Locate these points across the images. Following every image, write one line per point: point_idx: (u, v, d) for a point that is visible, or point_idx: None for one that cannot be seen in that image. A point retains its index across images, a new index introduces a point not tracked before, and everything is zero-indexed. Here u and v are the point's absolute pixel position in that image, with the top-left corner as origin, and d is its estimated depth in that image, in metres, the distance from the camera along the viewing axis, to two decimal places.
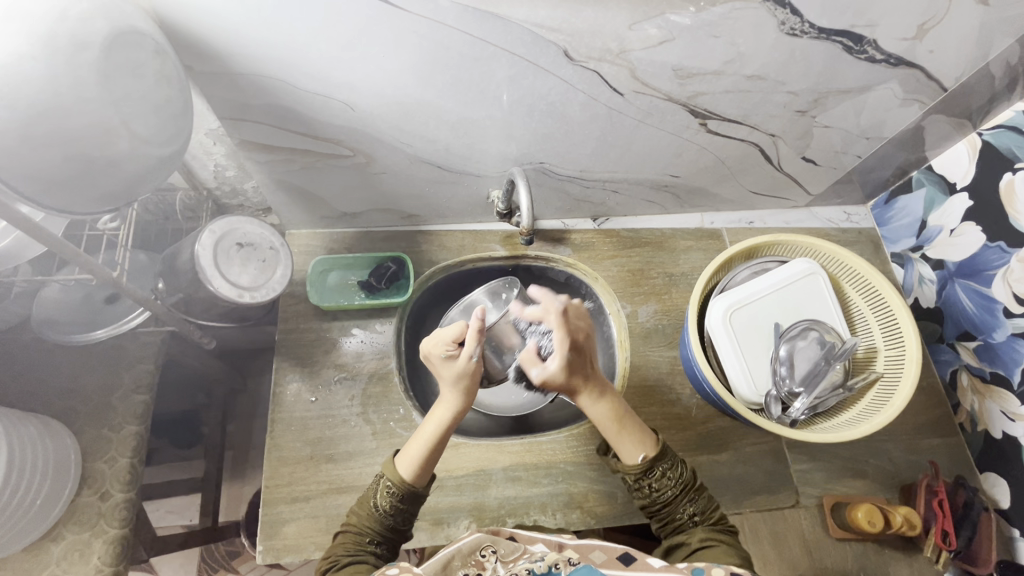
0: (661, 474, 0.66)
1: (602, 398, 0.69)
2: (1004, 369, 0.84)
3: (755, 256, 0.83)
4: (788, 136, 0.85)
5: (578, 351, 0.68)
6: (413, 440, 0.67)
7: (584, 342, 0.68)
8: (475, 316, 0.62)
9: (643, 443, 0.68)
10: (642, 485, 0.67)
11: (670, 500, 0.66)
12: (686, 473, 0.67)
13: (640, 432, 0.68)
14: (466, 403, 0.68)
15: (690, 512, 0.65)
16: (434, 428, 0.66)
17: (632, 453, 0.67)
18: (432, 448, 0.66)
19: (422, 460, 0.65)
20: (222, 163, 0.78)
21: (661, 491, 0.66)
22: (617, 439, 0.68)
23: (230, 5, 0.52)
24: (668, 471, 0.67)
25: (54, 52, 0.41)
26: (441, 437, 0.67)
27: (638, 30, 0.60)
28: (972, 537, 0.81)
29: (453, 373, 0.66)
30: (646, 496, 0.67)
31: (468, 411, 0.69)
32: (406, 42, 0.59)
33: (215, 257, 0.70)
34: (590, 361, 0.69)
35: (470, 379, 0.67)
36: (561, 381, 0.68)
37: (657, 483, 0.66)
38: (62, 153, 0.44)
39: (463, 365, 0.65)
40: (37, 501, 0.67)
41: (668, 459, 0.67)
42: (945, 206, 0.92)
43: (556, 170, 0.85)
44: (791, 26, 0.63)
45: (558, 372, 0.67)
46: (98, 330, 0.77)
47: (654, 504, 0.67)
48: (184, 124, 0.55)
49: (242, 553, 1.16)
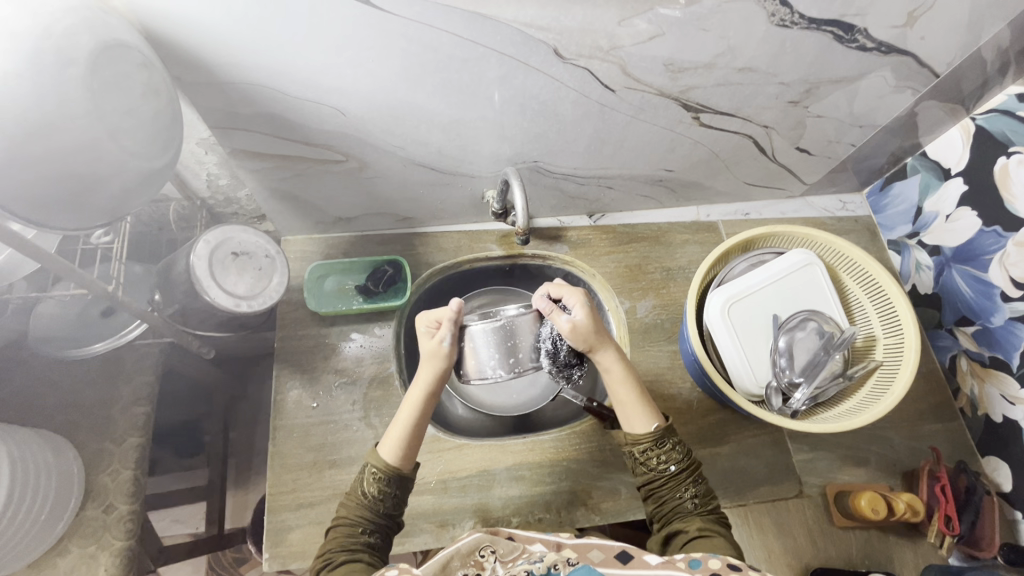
0: (671, 446, 0.67)
1: (618, 356, 0.69)
2: (1003, 353, 0.84)
3: (752, 249, 0.83)
4: (781, 127, 0.85)
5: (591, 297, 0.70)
6: (393, 424, 0.67)
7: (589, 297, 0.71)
8: (455, 305, 0.64)
9: (655, 406, 0.70)
10: (647, 455, 0.67)
11: (672, 477, 0.65)
12: (691, 454, 0.67)
13: (649, 396, 0.70)
14: (438, 384, 0.68)
15: (691, 493, 0.64)
16: (410, 411, 0.67)
17: (649, 416, 0.68)
18: (413, 427, 0.66)
19: (402, 444, 0.66)
20: (215, 172, 0.78)
21: (667, 465, 0.66)
22: (636, 404, 0.68)
23: (212, 11, 0.51)
24: (676, 447, 0.67)
25: (40, 68, 0.41)
26: (419, 420, 0.67)
27: (628, 25, 0.60)
28: (975, 521, 0.81)
29: (428, 352, 0.67)
30: (649, 471, 0.66)
31: (441, 391, 0.69)
32: (393, 45, 0.58)
33: (211, 267, 0.70)
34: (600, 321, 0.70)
35: (442, 362, 0.66)
36: (589, 332, 0.67)
37: (664, 456, 0.66)
38: (51, 167, 0.43)
39: (433, 347, 0.66)
40: (41, 517, 0.67)
41: (675, 435, 0.68)
42: (940, 191, 0.92)
43: (550, 168, 0.85)
44: (780, 17, 0.63)
45: (590, 311, 0.67)
46: (97, 343, 0.78)
47: (655, 480, 0.66)
48: (174, 135, 0.54)
49: (249, 559, 1.17)
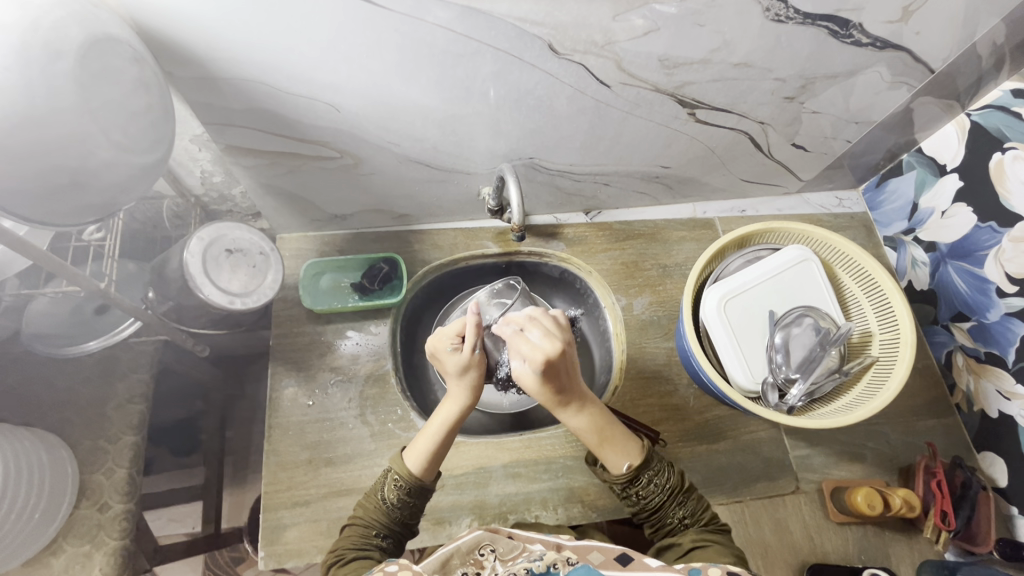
0: (649, 481, 0.65)
1: (575, 411, 0.67)
2: (999, 348, 0.84)
3: (747, 245, 0.83)
4: (777, 123, 0.85)
5: (554, 364, 0.63)
6: (420, 435, 0.67)
7: (561, 359, 0.63)
8: (473, 309, 0.65)
9: (629, 453, 0.67)
10: (631, 493, 0.66)
11: (659, 506, 0.65)
12: (672, 477, 0.66)
13: (624, 443, 0.67)
14: (472, 400, 0.68)
15: (680, 516, 0.64)
16: (441, 421, 0.66)
17: (617, 463, 0.66)
18: (441, 442, 0.65)
19: (430, 454, 0.65)
20: (209, 168, 0.77)
21: (649, 497, 0.65)
22: (600, 451, 0.67)
23: (205, 7, 0.51)
24: (655, 478, 0.65)
25: (29, 63, 0.41)
26: (448, 432, 0.67)
27: (622, 20, 0.59)
28: (971, 517, 0.81)
29: (459, 366, 0.66)
30: (635, 503, 0.66)
31: (474, 407, 0.69)
32: (387, 41, 0.58)
33: (204, 264, 0.70)
34: (566, 375, 0.65)
35: (477, 374, 0.67)
36: (532, 387, 0.65)
37: (645, 490, 0.65)
38: (44, 162, 0.43)
39: (466, 358, 0.66)
40: (34, 516, 0.66)
41: (654, 465, 0.66)
42: (936, 187, 0.92)
43: (545, 164, 0.85)
44: (775, 12, 0.62)
45: (533, 382, 0.64)
46: (91, 343, 0.76)
47: (644, 511, 0.66)
48: (166, 131, 0.54)
49: (245, 559, 1.17)
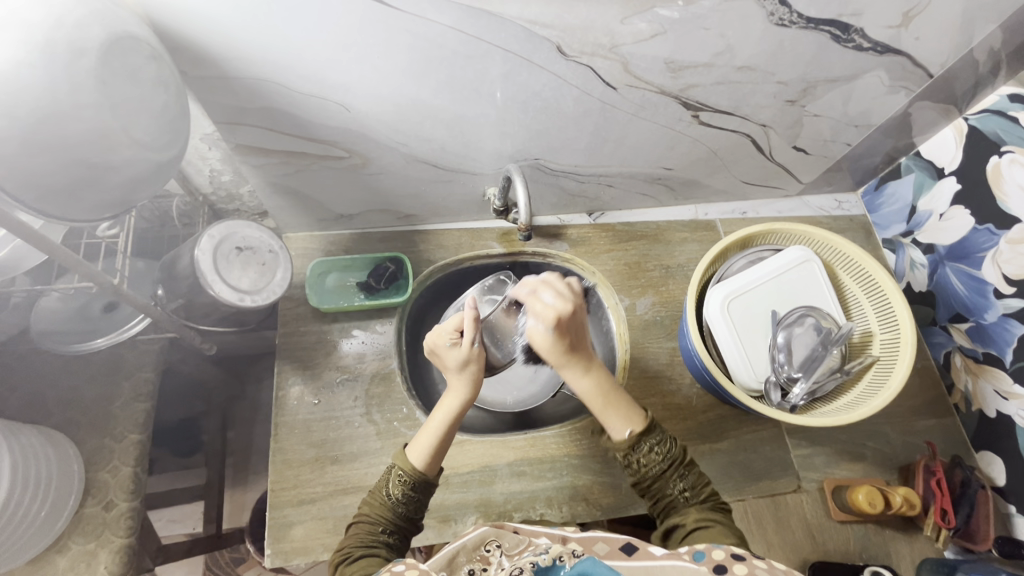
0: (649, 449, 0.66)
1: (582, 374, 0.68)
2: (996, 349, 0.85)
3: (750, 246, 0.84)
4: (779, 126, 0.86)
5: (565, 322, 0.65)
6: (423, 430, 0.67)
7: (572, 317, 0.66)
8: (470, 305, 0.67)
9: (631, 420, 0.67)
10: (631, 460, 0.66)
11: (659, 476, 0.65)
12: (674, 448, 0.67)
13: (628, 408, 0.68)
14: (473, 393, 0.69)
15: (680, 488, 0.65)
16: (442, 418, 0.67)
17: (620, 428, 0.67)
18: (442, 437, 0.66)
19: (433, 449, 0.66)
20: (218, 167, 0.78)
21: (650, 466, 0.66)
22: (604, 415, 0.68)
23: (220, 7, 0.52)
24: (657, 446, 0.66)
25: (53, 59, 0.41)
26: (451, 425, 0.67)
27: (629, 24, 0.61)
28: (971, 514, 0.82)
29: (459, 361, 0.67)
30: (635, 472, 0.67)
31: (476, 399, 0.69)
32: (398, 42, 0.59)
33: (215, 262, 0.70)
34: (576, 336, 0.68)
35: (477, 366, 0.68)
36: (543, 347, 0.67)
37: (645, 458, 0.66)
38: (61, 159, 0.43)
39: (466, 351, 0.67)
40: (41, 513, 0.66)
41: (656, 434, 0.67)
42: (934, 190, 0.93)
43: (550, 165, 0.86)
44: (779, 16, 0.64)
45: (544, 340, 0.66)
46: (98, 339, 0.76)
47: (644, 480, 0.66)
48: (181, 128, 0.55)
49: (246, 559, 1.17)
